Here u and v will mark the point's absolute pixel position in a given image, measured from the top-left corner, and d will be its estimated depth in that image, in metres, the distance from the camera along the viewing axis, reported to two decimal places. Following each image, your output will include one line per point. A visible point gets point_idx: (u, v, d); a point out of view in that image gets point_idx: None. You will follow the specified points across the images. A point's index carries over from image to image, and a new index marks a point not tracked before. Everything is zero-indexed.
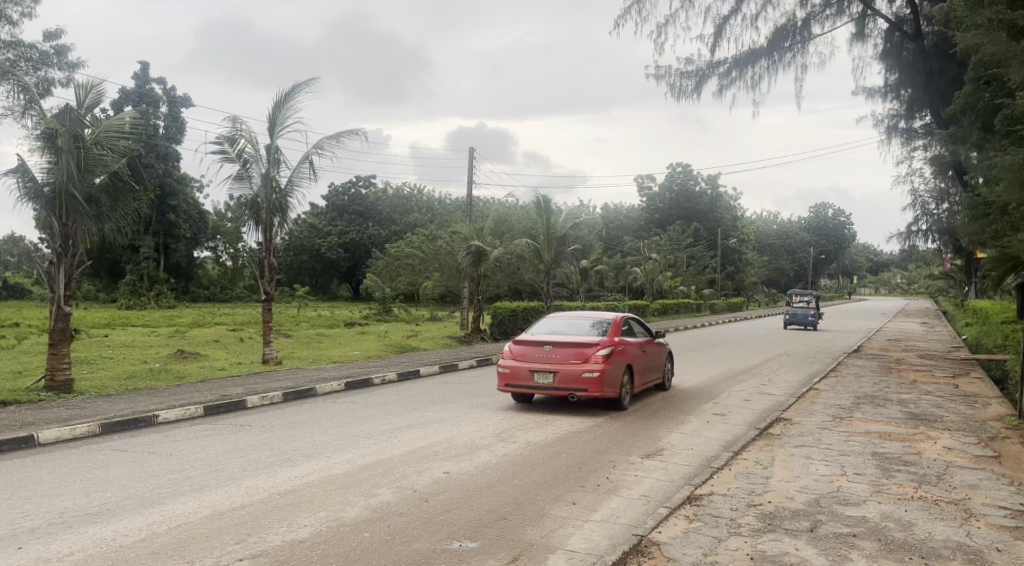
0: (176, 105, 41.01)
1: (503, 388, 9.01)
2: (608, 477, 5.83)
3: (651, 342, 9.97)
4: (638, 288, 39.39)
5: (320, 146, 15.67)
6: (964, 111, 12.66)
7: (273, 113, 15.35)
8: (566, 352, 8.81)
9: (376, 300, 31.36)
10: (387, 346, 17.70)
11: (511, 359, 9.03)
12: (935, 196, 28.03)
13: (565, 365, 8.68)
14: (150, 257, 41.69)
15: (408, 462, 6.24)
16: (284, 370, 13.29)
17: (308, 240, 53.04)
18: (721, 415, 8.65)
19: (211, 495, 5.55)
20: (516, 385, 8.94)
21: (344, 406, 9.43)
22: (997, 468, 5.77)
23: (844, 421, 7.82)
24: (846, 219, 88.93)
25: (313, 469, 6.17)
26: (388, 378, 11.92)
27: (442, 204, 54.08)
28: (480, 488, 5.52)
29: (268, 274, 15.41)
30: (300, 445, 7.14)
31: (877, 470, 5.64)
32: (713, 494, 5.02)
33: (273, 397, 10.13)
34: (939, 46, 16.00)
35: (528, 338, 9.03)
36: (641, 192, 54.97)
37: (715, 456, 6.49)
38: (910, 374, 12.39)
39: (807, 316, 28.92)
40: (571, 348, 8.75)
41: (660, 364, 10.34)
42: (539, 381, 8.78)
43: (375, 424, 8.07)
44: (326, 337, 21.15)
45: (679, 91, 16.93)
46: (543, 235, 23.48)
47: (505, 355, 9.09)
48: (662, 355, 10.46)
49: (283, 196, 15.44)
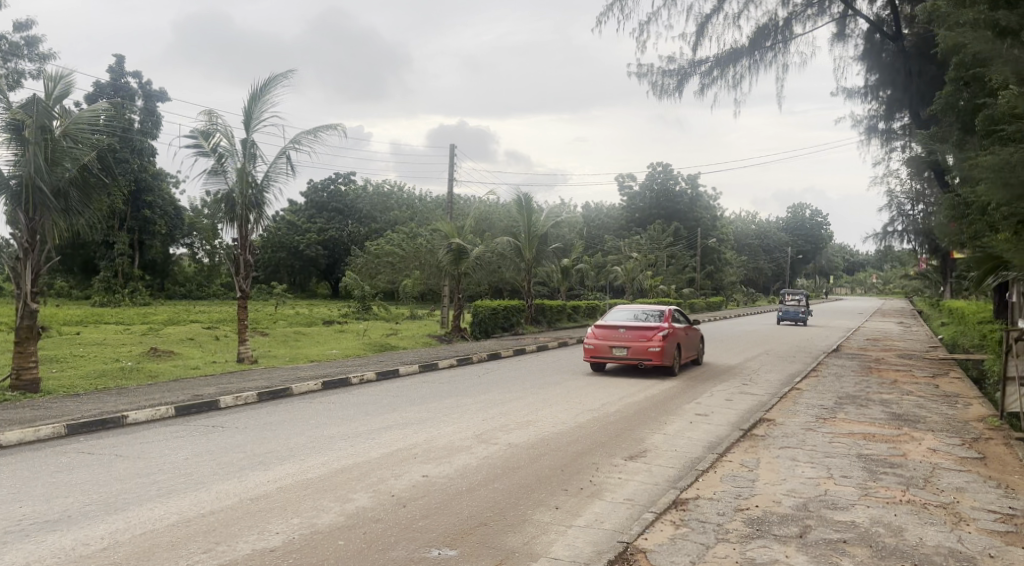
0: (152, 99, 40.33)
1: (588, 358, 12.27)
2: (592, 481, 5.69)
3: (693, 327, 13.27)
4: (618, 287, 39.40)
5: (298, 140, 15.41)
6: (945, 111, 12.70)
7: (248, 106, 15.05)
8: (634, 333, 12.09)
9: (355, 298, 31.03)
10: (367, 345, 17.40)
11: (594, 338, 12.31)
12: (911, 197, 28.29)
13: (635, 342, 11.95)
14: (125, 253, 40.96)
15: (386, 465, 6.05)
16: (258, 370, 12.99)
17: (287, 236, 52.44)
18: (704, 416, 8.56)
19: (179, 501, 5.32)
20: (597, 357, 12.23)
21: (320, 407, 9.21)
22: (983, 470, 5.70)
23: (827, 422, 7.76)
24: (824, 220, 89.82)
25: (287, 472, 5.97)
26: (367, 377, 11.70)
27: (423, 201, 53.71)
28: (461, 492, 5.36)
29: (244, 271, 15.09)
30: (274, 447, 6.94)
31: (864, 473, 5.56)
32: (699, 498, 4.90)
33: (247, 397, 9.88)
34: (919, 47, 16.03)
35: (606, 323, 12.30)
36: (621, 191, 55.03)
37: (700, 458, 6.38)
38: (890, 374, 12.41)
39: (803, 315, 30.29)
40: (638, 330, 12.01)
41: (696, 343, 13.71)
42: (616, 354, 12.06)
43: (352, 425, 7.87)
44: (303, 336, 20.82)
45: (661, 89, 16.87)
46: (525, 233, 23.35)
47: (589, 335, 12.36)
48: (697, 336, 13.81)
49: (259, 192, 15.14)
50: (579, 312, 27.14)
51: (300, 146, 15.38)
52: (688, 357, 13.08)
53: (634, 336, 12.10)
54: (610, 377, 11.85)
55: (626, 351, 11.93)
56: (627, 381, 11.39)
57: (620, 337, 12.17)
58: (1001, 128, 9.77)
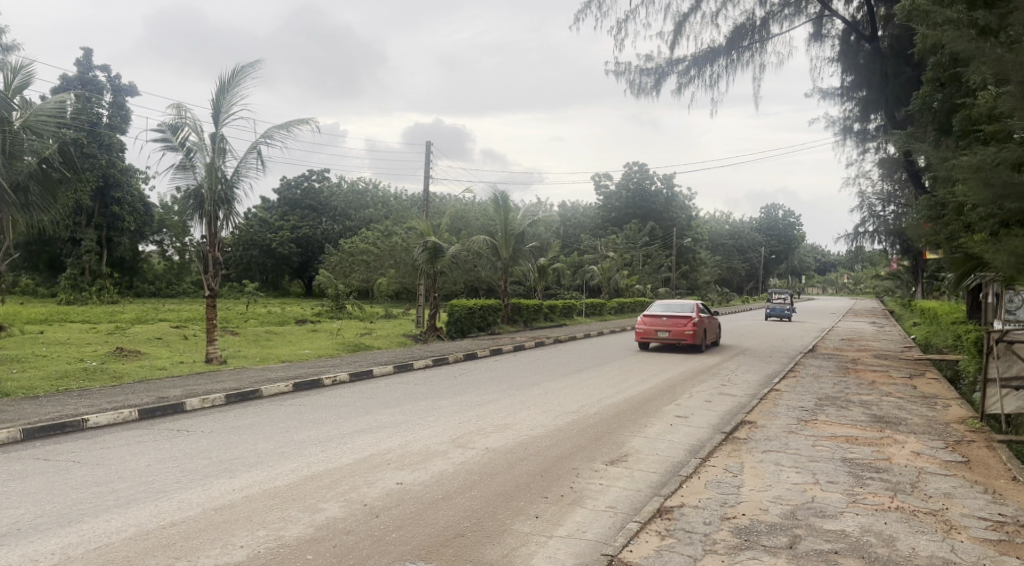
0: (121, 94, 39.46)
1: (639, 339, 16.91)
2: (572, 487, 5.50)
3: (715, 316, 17.77)
4: (595, 287, 39.36)
5: (269, 135, 15.06)
6: (922, 110, 12.70)
7: (217, 100, 14.65)
8: (674, 320, 16.61)
9: (329, 297, 30.60)
10: (340, 344, 17.06)
11: (644, 324, 16.89)
12: (882, 198, 28.55)
13: (675, 326, 16.51)
14: (92, 250, 39.98)
15: (359, 472, 5.81)
16: (227, 370, 12.63)
17: (259, 234, 51.64)
18: (684, 417, 8.45)
19: (137, 512, 5.02)
20: (645, 337, 16.81)
21: (291, 410, 8.91)
22: (969, 474, 5.61)
23: (809, 424, 7.67)
24: (796, 220, 90.78)
25: (254, 480, 5.69)
26: (340, 378, 11.42)
27: (398, 199, 53.23)
28: (436, 501, 5.13)
29: (213, 269, 14.67)
30: (242, 452, 6.66)
31: (850, 478, 5.43)
32: (685, 506, 4.72)
33: (214, 400, 9.55)
34: (895, 48, 16.12)
35: (653, 313, 16.84)
36: (597, 190, 55.02)
37: (683, 463, 6.22)
38: (867, 374, 12.43)
39: (786, 311, 34.59)
40: (677, 318, 16.54)
41: (714, 329, 18.44)
42: (660, 335, 16.63)
43: (323, 429, 7.60)
44: (274, 336, 20.41)
45: (638, 88, 16.75)
46: (501, 231, 23.16)
47: (640, 321, 16.95)
48: (715, 324, 18.48)
49: (228, 187, 14.76)
50: (555, 311, 27.00)
51: (272, 140, 15.05)
52: (710, 339, 17.63)
53: (674, 322, 16.69)
54: (590, 378, 11.75)
55: (669, 333, 16.44)
56: (607, 381, 11.29)
57: (664, 323, 16.75)
58: (980, 129, 9.74)
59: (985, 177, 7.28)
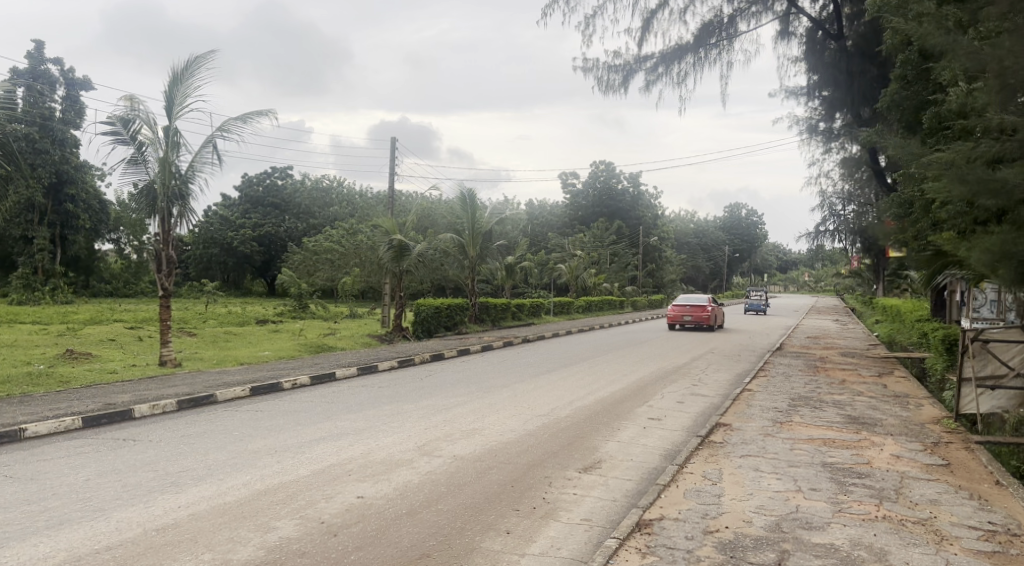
0: (75, 88, 38.08)
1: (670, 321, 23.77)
2: (545, 498, 5.19)
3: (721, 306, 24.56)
4: (562, 285, 39.17)
5: (226, 128, 14.51)
6: (889, 108, 12.68)
7: (169, 91, 14.05)
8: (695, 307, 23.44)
9: (292, 297, 29.88)
10: (302, 345, 16.55)
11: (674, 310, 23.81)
12: (844, 198, 28.85)
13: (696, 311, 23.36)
14: (46, 249, 38.41)
15: (317, 486, 5.42)
16: (182, 374, 12.07)
17: (220, 232, 50.47)
18: (657, 419, 8.22)
19: (70, 535, 4.57)
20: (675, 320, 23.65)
21: (247, 416, 8.46)
22: (952, 478, 5.44)
23: (784, 426, 7.47)
24: (760, 219, 91.86)
25: (202, 495, 5.28)
26: (300, 381, 10.94)
27: (363, 197, 52.45)
28: (400, 516, 4.79)
29: (167, 269, 14.01)
30: (191, 464, 6.23)
31: (833, 485, 5.22)
32: (665, 519, 4.45)
33: (165, 406, 9.03)
34: (861, 46, 16.13)
35: (679, 303, 23.97)
36: (564, 189, 54.86)
37: (659, 469, 5.96)
38: (836, 373, 12.35)
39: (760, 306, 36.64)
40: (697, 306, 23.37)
41: (720, 317, 25.58)
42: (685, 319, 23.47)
43: (280, 438, 7.18)
44: (234, 337, 19.79)
45: (607, 85, 16.54)
46: (468, 229, 22.82)
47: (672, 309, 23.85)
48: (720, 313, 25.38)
49: (183, 182, 14.19)
50: (523, 310, 26.73)
51: (229, 134, 14.52)
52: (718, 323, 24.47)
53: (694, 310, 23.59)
54: (560, 378, 11.49)
55: (692, 316, 23.52)
56: (577, 383, 11.02)
57: (688, 310, 23.57)
58: (950, 125, 9.71)
59: (959, 173, 7.17)
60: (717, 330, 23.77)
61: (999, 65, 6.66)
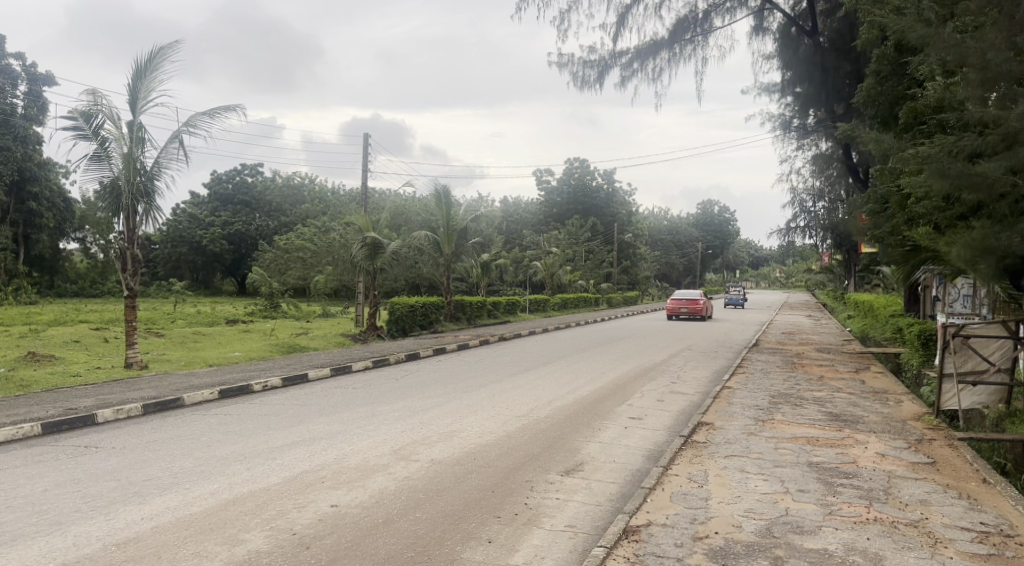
0: (37, 83, 36.96)
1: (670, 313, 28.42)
2: (527, 504, 5.00)
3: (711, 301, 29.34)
4: (538, 282, 39.05)
5: (192, 123, 14.12)
6: (865, 103, 12.68)
7: (133, 85, 13.62)
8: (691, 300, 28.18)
9: (263, 296, 29.37)
10: (273, 345, 16.19)
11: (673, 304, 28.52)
12: (815, 194, 29.06)
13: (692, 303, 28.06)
14: (8, 249, 37.23)
15: (288, 494, 5.18)
16: (148, 376, 11.69)
17: (189, 230, 49.55)
18: (638, 418, 8.09)
19: (22, 552, 4.28)
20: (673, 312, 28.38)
21: (216, 420, 8.15)
22: (939, 477, 5.37)
23: (767, 425, 7.37)
24: (732, 216, 92.66)
25: (166, 506, 5.01)
26: (271, 383, 10.63)
27: (335, 195, 51.84)
28: (376, 526, 4.57)
29: (133, 268, 13.56)
30: (154, 472, 5.93)
31: (821, 486, 5.10)
32: (652, 525, 4.29)
33: (130, 410, 8.67)
34: (835, 42, 16.16)
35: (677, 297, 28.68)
36: (539, 186, 54.72)
37: (643, 471, 5.80)
38: (813, 369, 12.35)
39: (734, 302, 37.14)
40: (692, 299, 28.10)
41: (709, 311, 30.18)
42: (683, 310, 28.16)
43: (250, 443, 6.90)
44: (204, 337, 19.35)
45: (582, 80, 16.39)
46: (443, 227, 22.57)
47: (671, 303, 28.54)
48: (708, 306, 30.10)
49: (148, 179, 13.76)
50: (499, 308, 26.55)
51: (196, 129, 14.13)
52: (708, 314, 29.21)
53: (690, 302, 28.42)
54: (538, 377, 11.31)
55: (688, 308, 28.35)
56: (555, 382, 10.86)
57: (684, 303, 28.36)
58: (926, 120, 9.72)
59: (939, 167, 7.12)
60: (696, 325, 24.44)
61: (981, 59, 6.69)
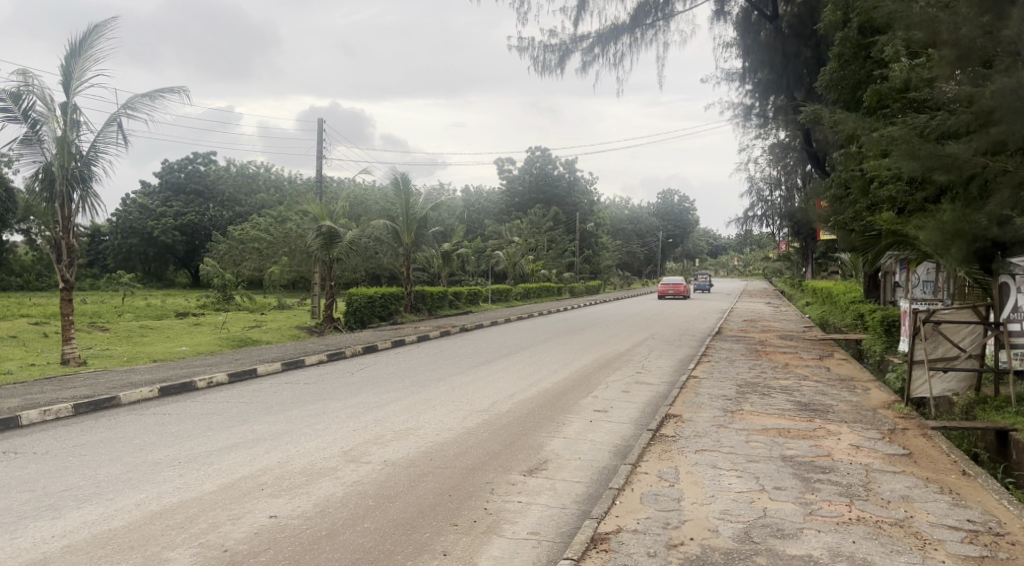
0: None
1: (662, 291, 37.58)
2: (486, 509, 4.60)
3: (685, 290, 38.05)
4: (499, 272, 38.65)
5: (132, 105, 13.36)
6: (827, 88, 12.48)
7: (66, 64, 12.78)
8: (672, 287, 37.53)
9: (214, 288, 28.37)
10: (224, 339, 15.51)
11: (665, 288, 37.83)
12: (772, 182, 29.16)
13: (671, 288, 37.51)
14: None
15: (224, 504, 4.70)
16: (84, 373, 11.01)
17: (139, 221, 47.94)
18: (603, 411, 7.76)
19: None
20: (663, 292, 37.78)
21: (153, 420, 7.58)
22: (918, 470, 5.15)
23: (736, 415, 7.09)
24: (691, 206, 93.37)
25: (84, 521, 4.49)
26: (216, 379, 10.03)
27: (292, 184, 50.64)
28: (318, 540, 4.12)
29: (69, 259, 12.78)
30: (75, 481, 5.37)
31: (797, 482, 4.81)
32: (622, 532, 3.92)
33: (59, 411, 8.03)
34: (796, 27, 16.01)
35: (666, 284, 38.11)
36: (500, 175, 54.20)
37: (611, 469, 5.46)
38: (778, 356, 12.21)
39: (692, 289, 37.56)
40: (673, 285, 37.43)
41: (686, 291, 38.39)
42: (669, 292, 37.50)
43: (188, 445, 6.37)
44: (151, 330, 18.55)
45: (543, 65, 15.97)
46: (402, 216, 21.97)
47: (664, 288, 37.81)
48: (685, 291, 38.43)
49: (85, 164, 12.96)
50: (460, 299, 26.12)
51: (135, 112, 13.37)
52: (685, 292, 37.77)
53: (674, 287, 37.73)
54: (499, 369, 10.91)
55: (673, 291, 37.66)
56: (517, 374, 10.49)
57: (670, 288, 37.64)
58: (890, 102, 9.54)
59: (910, 148, 6.91)
60: (658, 314, 24.38)
61: (954, 34, 6.46)
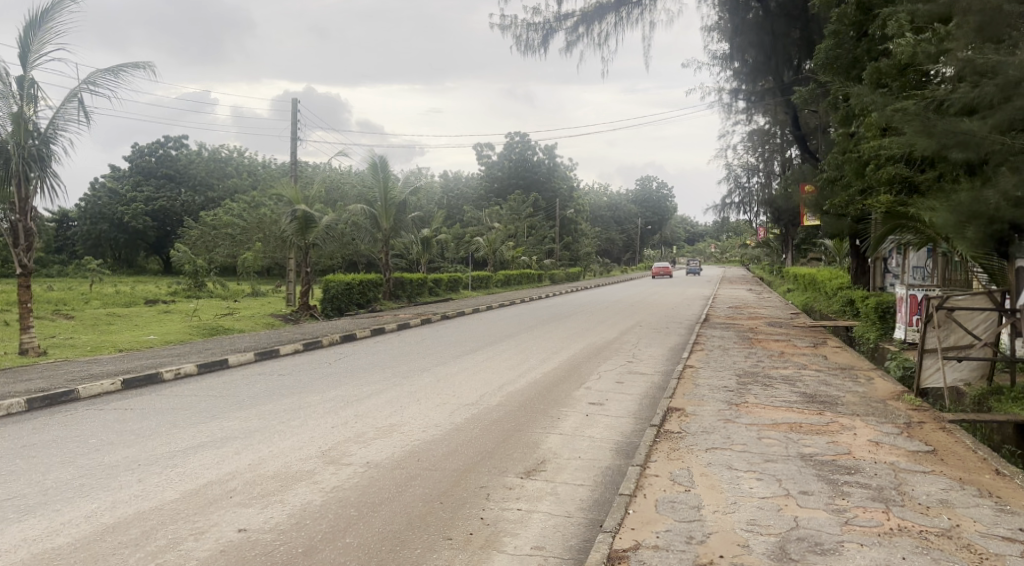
0: None
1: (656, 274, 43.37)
2: (484, 519, 4.12)
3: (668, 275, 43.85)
4: (479, 259, 38.07)
5: (94, 81, 12.58)
6: (821, 68, 12.01)
7: (22, 36, 11.96)
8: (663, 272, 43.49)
9: (185, 275, 27.39)
10: (194, 328, 14.81)
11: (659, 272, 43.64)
12: (752, 168, 28.77)
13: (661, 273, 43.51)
14: None
15: (188, 516, 4.17)
16: (40, 364, 10.30)
17: (109, 207, 46.62)
18: (598, 404, 7.29)
19: None
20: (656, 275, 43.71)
21: (115, 417, 7.00)
22: (949, 470, 4.75)
23: (741, 409, 6.67)
24: (669, 192, 93.23)
25: (24, 537, 3.93)
26: (184, 371, 9.43)
27: (266, 170, 49.46)
28: (293, 559, 3.61)
29: (26, 242, 11.99)
30: (20, 488, 4.79)
31: (824, 485, 4.39)
32: (642, 548, 3.46)
33: (12, 406, 7.40)
34: (784, 6, 15.50)
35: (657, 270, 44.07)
36: (478, 160, 53.53)
37: (616, 470, 5.00)
38: (771, 344, 11.86)
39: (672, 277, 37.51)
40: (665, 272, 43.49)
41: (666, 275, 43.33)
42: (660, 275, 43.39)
43: (152, 445, 5.81)
44: (119, 318, 17.80)
45: (525, 44, 15.38)
46: (380, 201, 21.29)
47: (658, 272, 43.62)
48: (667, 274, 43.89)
49: (43, 143, 12.17)
50: (440, 286, 25.62)
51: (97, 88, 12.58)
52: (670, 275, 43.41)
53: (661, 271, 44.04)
54: (484, 359, 10.40)
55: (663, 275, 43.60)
56: (504, 364, 9.98)
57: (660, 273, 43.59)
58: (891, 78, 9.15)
59: (924, 124, 6.52)
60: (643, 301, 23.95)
61: None
